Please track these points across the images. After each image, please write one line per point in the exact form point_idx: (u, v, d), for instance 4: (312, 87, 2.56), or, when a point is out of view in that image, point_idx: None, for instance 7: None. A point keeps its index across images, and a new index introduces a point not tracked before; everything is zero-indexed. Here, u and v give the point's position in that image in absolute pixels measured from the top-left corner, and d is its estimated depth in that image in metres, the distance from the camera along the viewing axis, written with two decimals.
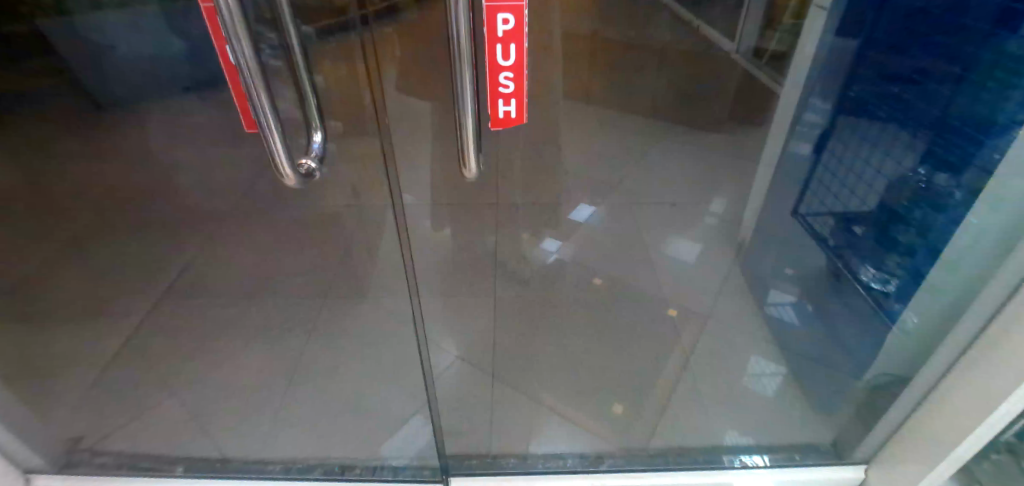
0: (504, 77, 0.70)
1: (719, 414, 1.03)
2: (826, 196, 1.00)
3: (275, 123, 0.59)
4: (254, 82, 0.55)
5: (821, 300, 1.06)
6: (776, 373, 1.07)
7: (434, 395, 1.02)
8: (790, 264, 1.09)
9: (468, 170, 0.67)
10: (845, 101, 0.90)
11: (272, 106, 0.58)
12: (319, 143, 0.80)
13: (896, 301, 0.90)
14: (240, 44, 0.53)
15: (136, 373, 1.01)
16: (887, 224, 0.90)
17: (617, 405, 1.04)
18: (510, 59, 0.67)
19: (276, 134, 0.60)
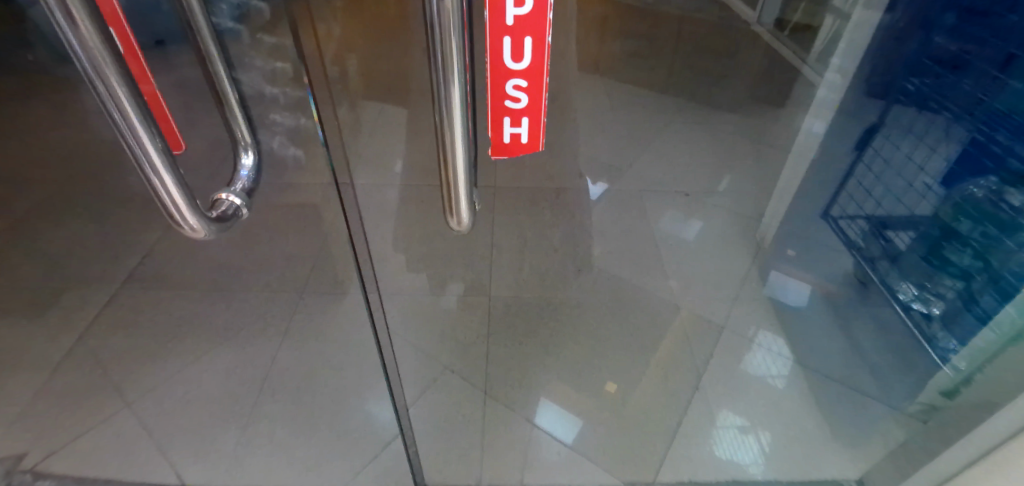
0: (514, 83, 0.60)
1: (728, 431, 0.97)
2: (863, 199, 0.96)
3: (141, 125, 0.47)
4: (94, 64, 0.42)
5: (844, 309, 1.01)
6: (779, 375, 0.99)
7: (409, 430, 0.94)
8: (793, 245, 1.05)
9: (457, 204, 0.55)
10: (874, 90, 0.88)
11: (133, 99, 0.45)
12: (246, 171, 0.78)
13: (939, 326, 0.83)
14: (78, 22, 0.41)
15: (89, 378, 0.91)
16: (937, 240, 0.85)
17: (610, 384, 1.00)
18: (523, 60, 0.58)
19: (145, 136, 0.48)
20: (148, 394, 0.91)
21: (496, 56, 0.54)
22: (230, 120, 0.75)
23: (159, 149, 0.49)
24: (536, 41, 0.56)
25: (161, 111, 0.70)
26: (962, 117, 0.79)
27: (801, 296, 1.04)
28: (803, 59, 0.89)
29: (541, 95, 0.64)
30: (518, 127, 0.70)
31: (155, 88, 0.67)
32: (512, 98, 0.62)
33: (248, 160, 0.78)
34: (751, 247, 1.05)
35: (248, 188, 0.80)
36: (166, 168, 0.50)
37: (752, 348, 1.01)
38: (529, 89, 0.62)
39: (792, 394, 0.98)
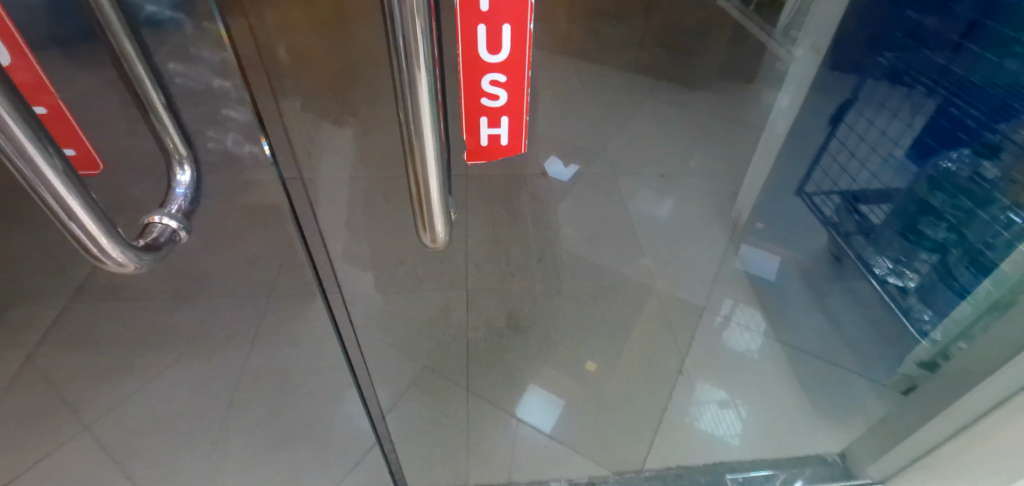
0: (491, 78, 0.57)
1: (709, 410, 0.97)
2: (839, 175, 0.97)
3: (32, 147, 0.41)
4: None
5: (821, 285, 1.02)
6: (750, 348, 0.99)
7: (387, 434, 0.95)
8: (761, 218, 1.02)
9: (435, 218, 0.52)
10: (847, 66, 0.85)
11: (15, 115, 0.40)
12: (183, 187, 0.72)
13: (916, 298, 0.88)
14: None
15: (41, 404, 0.85)
16: (913, 215, 0.88)
17: (589, 362, 1.00)
18: (499, 52, 0.55)
19: (40, 159, 0.42)
20: (107, 414, 0.88)
21: (471, 47, 0.52)
22: (162, 133, 0.68)
23: (58, 172, 0.44)
24: (515, 32, 0.54)
25: (70, 132, 0.64)
26: (936, 89, 0.82)
27: (769, 269, 1.04)
28: (768, 35, 0.79)
29: (523, 95, 0.62)
30: (498, 127, 0.72)
31: (57, 99, 0.62)
32: (489, 95, 0.59)
33: (185, 176, 0.72)
34: (727, 228, 1.01)
35: (187, 210, 0.75)
36: (72, 193, 0.46)
37: (728, 325, 1.01)
38: (508, 86, 0.60)
39: (772, 374, 0.98)
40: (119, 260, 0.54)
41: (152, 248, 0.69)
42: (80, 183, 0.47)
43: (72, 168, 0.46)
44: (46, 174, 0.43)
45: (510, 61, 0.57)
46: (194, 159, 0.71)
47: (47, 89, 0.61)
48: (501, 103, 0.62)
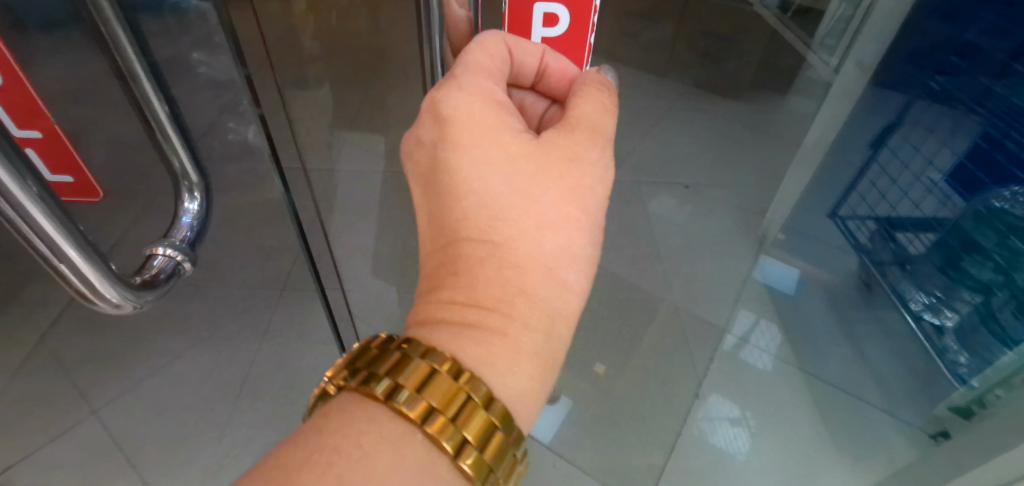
0: None
1: (723, 433, 0.91)
2: (878, 200, 0.96)
3: (12, 183, 0.47)
4: None
5: (851, 314, 0.99)
6: (766, 368, 0.96)
7: None
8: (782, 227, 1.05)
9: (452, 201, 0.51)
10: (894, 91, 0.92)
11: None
12: (190, 215, 0.75)
13: (953, 338, 0.83)
14: None
15: (48, 380, 0.84)
16: (956, 250, 0.83)
17: (599, 366, 0.96)
18: None
19: (21, 196, 0.48)
20: (116, 398, 0.83)
21: None
22: (173, 156, 0.72)
23: (41, 202, 0.50)
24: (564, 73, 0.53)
25: (60, 149, 0.66)
26: (992, 120, 0.78)
27: (788, 280, 1.03)
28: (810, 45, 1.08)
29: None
30: None
31: (53, 123, 0.62)
32: None
33: (193, 204, 0.76)
34: (752, 242, 1.06)
35: (191, 239, 0.74)
36: (50, 220, 0.51)
37: (744, 345, 0.98)
38: None
39: (790, 400, 0.93)
40: (108, 291, 0.60)
41: (149, 285, 0.66)
42: (58, 211, 0.52)
43: (48, 192, 0.51)
44: (23, 202, 0.49)
45: None
46: (203, 186, 0.76)
47: (41, 111, 0.61)
48: None
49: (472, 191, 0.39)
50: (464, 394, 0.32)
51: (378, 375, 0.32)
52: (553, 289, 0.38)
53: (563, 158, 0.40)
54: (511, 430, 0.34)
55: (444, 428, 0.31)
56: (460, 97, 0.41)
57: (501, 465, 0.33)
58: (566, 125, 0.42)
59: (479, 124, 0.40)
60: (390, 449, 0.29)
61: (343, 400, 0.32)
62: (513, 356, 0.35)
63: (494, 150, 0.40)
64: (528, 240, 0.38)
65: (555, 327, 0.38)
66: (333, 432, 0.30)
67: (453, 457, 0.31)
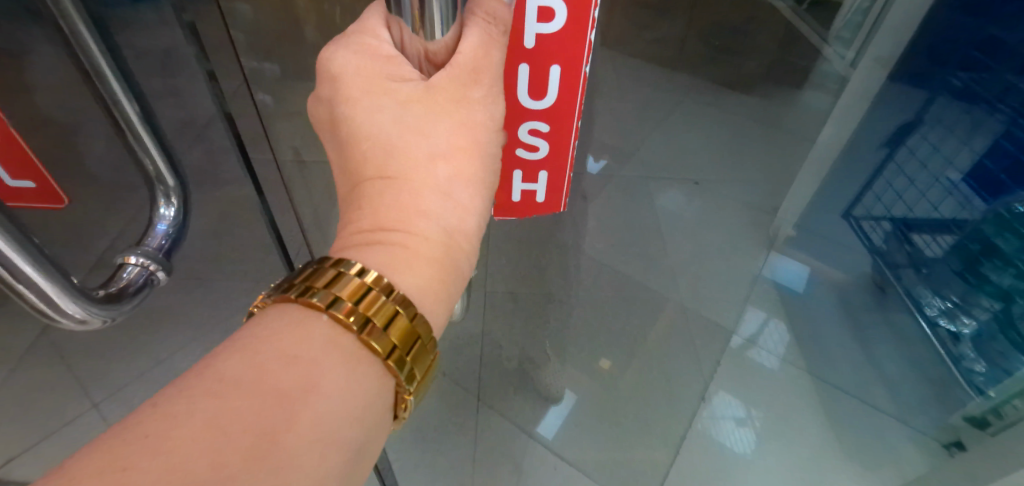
0: (530, 126, 0.44)
1: (728, 432, 0.90)
2: (893, 200, 0.94)
3: None
4: None
5: (861, 315, 0.97)
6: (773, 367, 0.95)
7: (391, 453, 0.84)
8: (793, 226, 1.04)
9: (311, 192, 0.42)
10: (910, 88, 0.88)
11: None
12: (166, 220, 0.71)
13: (971, 345, 0.81)
14: None
15: (50, 376, 0.84)
16: (975, 254, 0.80)
17: (604, 360, 0.94)
18: (546, 95, 0.42)
19: None
20: (117, 391, 0.84)
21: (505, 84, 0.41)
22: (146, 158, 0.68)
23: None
24: (565, 74, 0.41)
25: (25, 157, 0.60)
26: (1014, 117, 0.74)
27: (799, 279, 1.03)
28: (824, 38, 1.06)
29: (567, 150, 0.46)
30: (534, 185, 0.49)
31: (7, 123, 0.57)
32: (525, 146, 0.46)
33: (168, 210, 0.72)
34: (763, 241, 1.04)
35: (167, 248, 0.71)
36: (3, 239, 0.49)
37: (752, 346, 0.97)
38: (554, 136, 0.45)
39: (797, 401, 0.92)
40: (71, 307, 0.58)
41: (116, 298, 0.64)
42: (11, 228, 0.50)
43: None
44: None
45: (557, 108, 0.43)
46: (179, 190, 0.72)
47: None
48: (541, 159, 0.47)
49: (365, 137, 0.35)
50: (366, 287, 0.29)
51: (294, 284, 0.30)
52: (451, 210, 0.35)
53: (451, 96, 0.35)
54: (418, 321, 0.31)
55: (348, 314, 0.28)
56: (348, 55, 0.36)
57: (413, 353, 0.30)
58: (454, 66, 0.35)
59: (359, 78, 0.35)
60: (290, 329, 0.27)
61: (264, 307, 0.30)
62: (414, 257, 0.32)
63: (378, 97, 0.35)
64: (416, 171, 0.34)
65: (455, 241, 0.34)
66: (243, 334, 0.27)
67: (359, 335, 0.28)
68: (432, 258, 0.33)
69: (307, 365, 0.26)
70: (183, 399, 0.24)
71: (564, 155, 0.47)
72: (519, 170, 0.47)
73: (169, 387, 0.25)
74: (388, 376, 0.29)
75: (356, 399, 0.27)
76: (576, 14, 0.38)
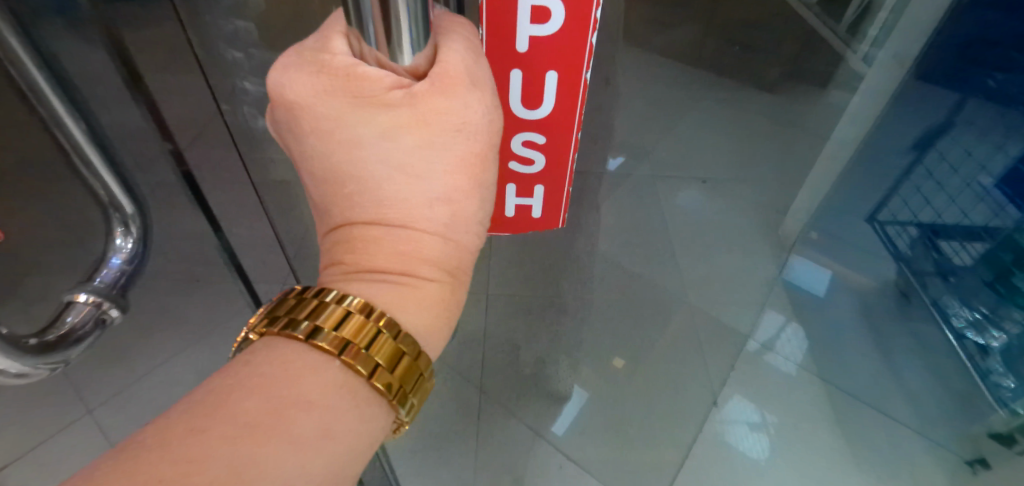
0: (525, 139, 0.43)
1: (739, 435, 0.87)
2: (921, 205, 0.90)
3: None
4: None
5: (881, 320, 0.93)
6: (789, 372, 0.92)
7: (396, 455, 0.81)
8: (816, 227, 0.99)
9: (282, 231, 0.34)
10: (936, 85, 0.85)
11: None
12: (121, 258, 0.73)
13: (1001, 360, 0.79)
14: None
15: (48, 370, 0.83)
16: (1007, 265, 0.76)
17: (616, 360, 0.92)
18: (542, 107, 0.41)
19: None
20: (112, 398, 0.83)
21: (501, 95, 0.39)
22: (100, 183, 0.68)
23: None
24: (562, 80, 0.39)
25: None
26: None
27: (818, 282, 0.98)
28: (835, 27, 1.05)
29: (566, 163, 0.45)
30: (530, 199, 0.48)
31: None
32: (521, 159, 0.45)
33: (125, 244, 0.73)
34: (778, 244, 1.00)
35: (119, 282, 0.74)
36: None
37: (768, 351, 0.94)
38: (551, 150, 0.44)
39: (813, 407, 0.89)
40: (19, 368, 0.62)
41: (60, 345, 0.67)
42: None
43: None
44: None
45: (555, 121, 0.42)
46: (140, 218, 0.73)
47: None
48: (538, 171, 0.46)
49: (351, 174, 0.31)
50: (376, 328, 0.28)
51: (297, 319, 0.28)
52: (452, 253, 0.32)
53: (446, 126, 0.29)
54: (420, 358, 0.30)
55: (355, 358, 0.27)
56: (296, 75, 0.28)
57: (416, 388, 0.29)
58: (444, 81, 0.28)
59: (331, 107, 0.29)
60: (291, 380, 0.25)
61: (262, 338, 0.28)
62: (420, 301, 0.31)
63: (360, 127, 0.29)
64: (415, 219, 0.31)
65: (458, 278, 0.33)
66: (236, 378, 0.25)
67: (369, 380, 0.27)
68: (437, 305, 0.32)
69: (323, 409, 0.25)
70: (200, 441, 0.22)
71: (561, 168, 0.46)
72: (513, 183, 0.47)
73: (180, 423, 0.23)
74: (392, 413, 0.28)
75: (364, 443, 0.26)
76: (573, 15, 0.35)
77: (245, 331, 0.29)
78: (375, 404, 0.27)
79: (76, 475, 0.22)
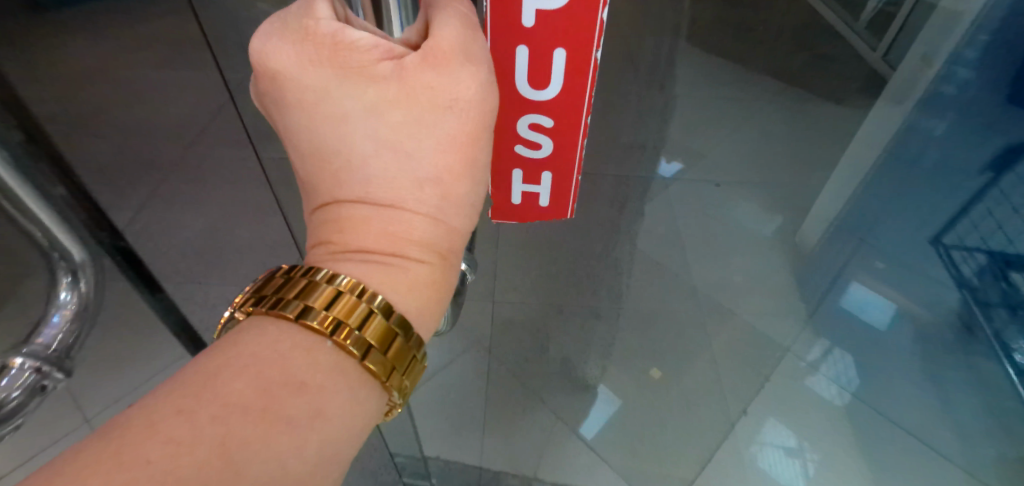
0: (532, 121, 0.39)
1: (771, 458, 0.87)
2: (993, 231, 0.84)
3: None
4: None
5: (941, 354, 0.87)
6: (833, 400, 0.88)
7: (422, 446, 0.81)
8: (883, 256, 0.90)
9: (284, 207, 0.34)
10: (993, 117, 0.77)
11: None
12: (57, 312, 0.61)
13: None
14: None
15: None
16: None
17: (654, 370, 0.91)
18: (550, 87, 0.37)
19: None
20: (112, 405, 0.78)
21: (504, 71, 0.36)
22: (36, 233, 0.56)
23: None
24: (569, 59, 0.35)
25: None
26: None
27: (879, 311, 0.90)
28: None
29: (574, 150, 0.41)
30: (537, 185, 0.45)
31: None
32: (527, 142, 0.41)
33: (71, 289, 0.62)
34: (837, 267, 0.91)
35: (58, 345, 0.62)
36: None
37: (813, 374, 0.89)
38: (559, 135, 0.40)
39: (849, 436, 0.86)
40: None
41: None
42: None
43: None
44: None
45: (564, 102, 0.38)
46: (81, 267, 0.61)
47: None
48: (545, 157, 0.42)
49: (341, 149, 0.32)
50: (368, 309, 0.29)
51: (287, 299, 0.29)
52: (440, 235, 0.33)
53: (433, 100, 0.30)
54: (412, 339, 0.30)
55: (346, 338, 0.28)
56: (287, 46, 0.30)
57: (407, 366, 0.30)
58: (433, 56, 0.30)
59: (318, 73, 0.31)
60: (282, 356, 0.27)
61: (251, 316, 0.29)
62: (410, 284, 0.32)
63: (349, 99, 0.31)
64: (404, 196, 0.32)
65: (449, 260, 0.34)
66: (228, 357, 0.26)
67: (360, 360, 0.28)
68: (427, 286, 0.32)
69: (312, 390, 0.26)
70: (189, 421, 0.24)
71: (571, 154, 0.42)
72: (520, 169, 0.43)
73: (168, 402, 0.24)
74: (382, 392, 0.30)
75: (357, 421, 0.28)
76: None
77: (231, 310, 0.30)
78: (364, 383, 0.28)
79: (64, 456, 0.23)
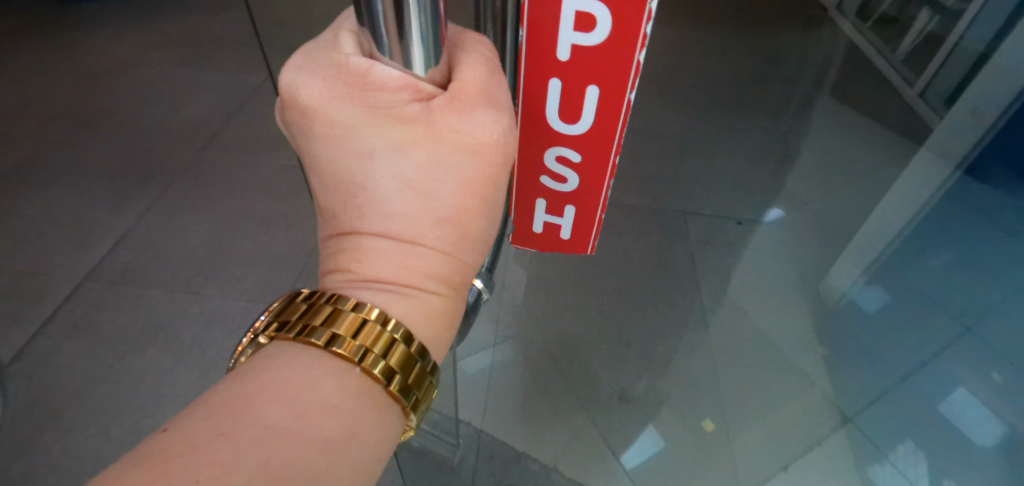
0: (558, 153, 0.39)
1: None
2: None
3: None
4: None
5: None
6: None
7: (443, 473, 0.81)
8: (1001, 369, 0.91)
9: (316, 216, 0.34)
10: None
11: None
12: None
13: None
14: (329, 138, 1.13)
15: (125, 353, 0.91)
16: None
17: (707, 422, 0.90)
18: (580, 122, 0.36)
19: None
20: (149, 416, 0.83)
21: (535, 102, 0.36)
22: None
23: None
24: (603, 99, 0.34)
25: None
26: None
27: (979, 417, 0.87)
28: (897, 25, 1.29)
29: (601, 188, 0.40)
30: (560, 217, 0.44)
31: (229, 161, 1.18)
32: (553, 174, 0.40)
33: None
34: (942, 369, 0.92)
35: None
36: None
37: (884, 464, 0.86)
38: (585, 170, 0.39)
39: None
40: None
41: None
42: None
43: None
44: None
45: (592, 138, 0.37)
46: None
47: None
48: (570, 189, 0.41)
49: (363, 186, 0.31)
50: (391, 338, 0.28)
51: (315, 327, 0.27)
52: (457, 269, 0.33)
53: (459, 144, 0.30)
54: (430, 365, 0.30)
55: (372, 366, 0.27)
56: (315, 81, 0.29)
57: (425, 393, 0.30)
58: (460, 100, 0.29)
59: (347, 109, 0.29)
60: (309, 382, 0.26)
61: (274, 342, 0.28)
62: (425, 315, 0.31)
63: (375, 138, 0.30)
64: (426, 233, 0.31)
65: (459, 291, 0.34)
66: (254, 384, 0.25)
67: (386, 387, 0.27)
68: (438, 316, 0.32)
69: (344, 417, 0.26)
70: (231, 445, 0.23)
71: (595, 189, 0.41)
72: (543, 198, 0.42)
73: (206, 426, 0.23)
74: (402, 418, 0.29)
75: (379, 450, 0.27)
76: (620, 28, 0.30)
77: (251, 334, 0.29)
78: (388, 411, 0.28)
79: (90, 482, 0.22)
